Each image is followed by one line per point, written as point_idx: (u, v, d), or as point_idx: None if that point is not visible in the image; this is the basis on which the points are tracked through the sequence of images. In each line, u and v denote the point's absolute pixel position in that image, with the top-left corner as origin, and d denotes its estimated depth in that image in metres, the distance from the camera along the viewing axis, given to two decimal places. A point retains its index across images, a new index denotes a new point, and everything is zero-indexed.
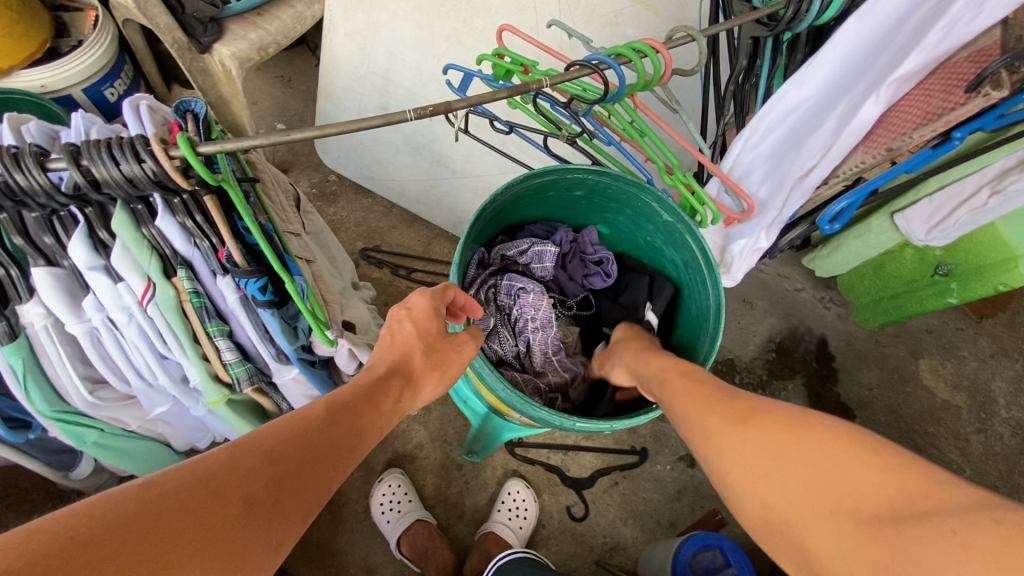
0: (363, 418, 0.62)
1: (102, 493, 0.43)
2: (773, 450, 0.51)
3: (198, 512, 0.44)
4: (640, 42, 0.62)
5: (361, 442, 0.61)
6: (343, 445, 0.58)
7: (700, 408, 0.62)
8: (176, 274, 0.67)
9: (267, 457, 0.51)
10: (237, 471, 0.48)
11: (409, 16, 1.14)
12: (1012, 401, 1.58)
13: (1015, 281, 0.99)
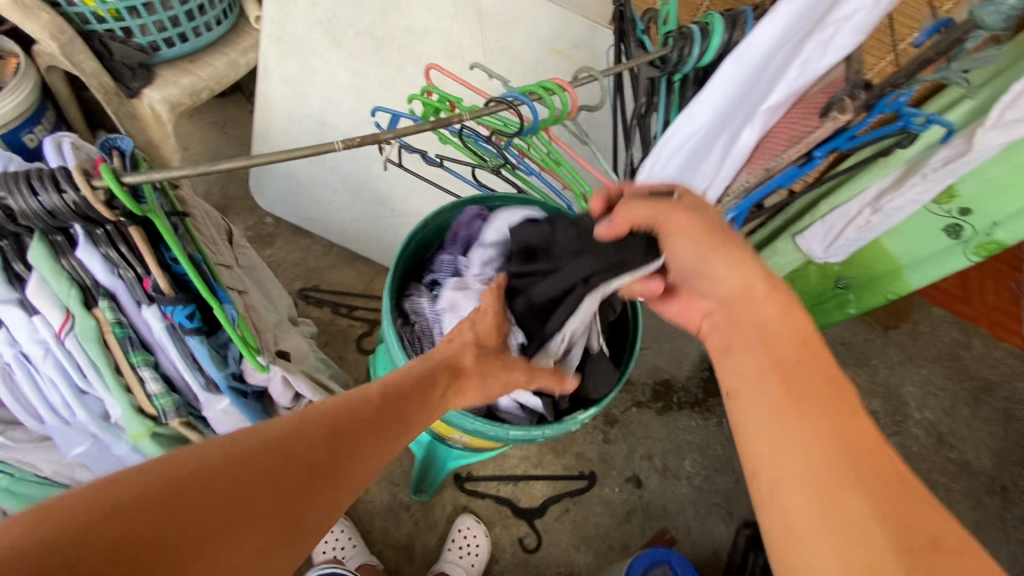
0: (413, 405, 0.62)
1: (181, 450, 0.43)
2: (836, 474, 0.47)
3: (269, 478, 0.45)
4: (548, 80, 0.64)
5: (409, 428, 0.61)
6: (395, 427, 0.59)
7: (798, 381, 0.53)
8: (96, 304, 0.64)
9: (330, 429, 0.52)
10: (303, 439, 0.49)
11: (344, 64, 1.18)
12: (922, 403, 1.75)
13: (902, 289, 1.10)
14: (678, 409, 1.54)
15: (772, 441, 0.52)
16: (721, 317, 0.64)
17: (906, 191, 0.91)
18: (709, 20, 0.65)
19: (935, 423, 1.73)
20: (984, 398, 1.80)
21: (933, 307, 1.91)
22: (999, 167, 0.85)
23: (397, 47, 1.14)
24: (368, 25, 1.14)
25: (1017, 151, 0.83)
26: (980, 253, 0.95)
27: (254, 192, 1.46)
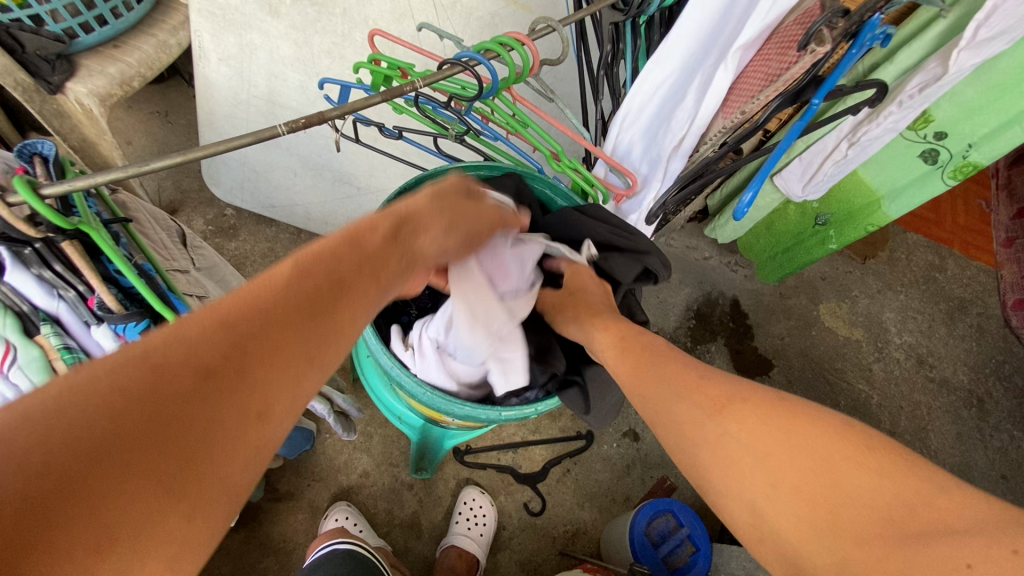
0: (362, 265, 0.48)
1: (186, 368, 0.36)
2: (759, 453, 0.51)
3: (245, 432, 0.38)
4: (505, 35, 0.58)
5: (322, 313, 0.43)
6: (316, 299, 0.43)
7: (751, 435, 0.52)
8: (39, 333, 0.61)
9: (287, 350, 0.40)
10: (294, 377, 0.41)
11: (285, 35, 1.10)
12: (902, 327, 1.80)
13: (881, 220, 1.10)
14: None
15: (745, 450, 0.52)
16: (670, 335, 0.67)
17: (883, 120, 0.87)
18: None
19: (916, 345, 1.78)
20: (960, 316, 1.87)
21: (907, 233, 1.96)
22: (973, 87, 0.83)
23: (341, 12, 1.06)
24: None
25: (990, 70, 0.81)
26: (958, 176, 0.95)
27: (209, 182, 1.38)
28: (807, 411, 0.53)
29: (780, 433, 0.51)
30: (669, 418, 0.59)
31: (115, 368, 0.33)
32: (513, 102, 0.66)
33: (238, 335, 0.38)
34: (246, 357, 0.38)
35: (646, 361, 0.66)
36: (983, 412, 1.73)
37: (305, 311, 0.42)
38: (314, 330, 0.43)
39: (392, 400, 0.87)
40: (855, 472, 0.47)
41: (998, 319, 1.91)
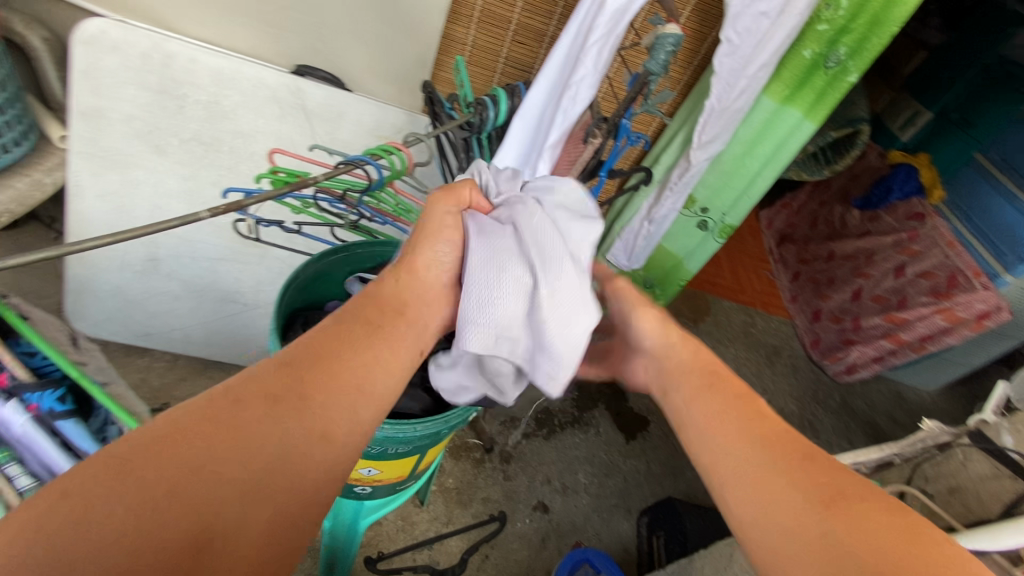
0: (356, 345, 0.59)
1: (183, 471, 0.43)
2: (775, 471, 0.58)
3: (250, 522, 0.45)
4: (383, 144, 0.78)
5: (312, 404, 0.52)
6: (303, 395, 0.52)
7: (771, 453, 0.60)
8: None
9: (280, 454, 0.48)
10: (293, 471, 0.49)
11: (172, 170, 1.22)
12: (738, 373, 2.18)
13: (686, 277, 1.45)
14: (561, 430, 1.66)
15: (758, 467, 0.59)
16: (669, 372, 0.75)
17: (664, 201, 1.23)
18: (495, 92, 0.86)
19: (753, 386, 2.16)
20: (776, 358, 2.33)
21: (722, 300, 2.46)
22: (711, 175, 1.23)
23: (228, 149, 1.23)
24: (194, 132, 1.20)
25: (717, 164, 1.21)
26: (723, 235, 1.32)
27: (71, 318, 1.33)
28: (882, 498, 0.55)
29: (852, 502, 0.54)
30: (744, 446, 0.61)
31: (117, 464, 0.42)
32: (395, 194, 0.84)
33: (298, 367, 0.54)
34: (236, 462, 0.45)
35: (720, 391, 0.68)
36: (814, 432, 2.10)
37: (340, 348, 0.58)
38: (299, 421, 0.51)
39: None
40: (869, 510, 0.53)
41: (803, 358, 2.40)
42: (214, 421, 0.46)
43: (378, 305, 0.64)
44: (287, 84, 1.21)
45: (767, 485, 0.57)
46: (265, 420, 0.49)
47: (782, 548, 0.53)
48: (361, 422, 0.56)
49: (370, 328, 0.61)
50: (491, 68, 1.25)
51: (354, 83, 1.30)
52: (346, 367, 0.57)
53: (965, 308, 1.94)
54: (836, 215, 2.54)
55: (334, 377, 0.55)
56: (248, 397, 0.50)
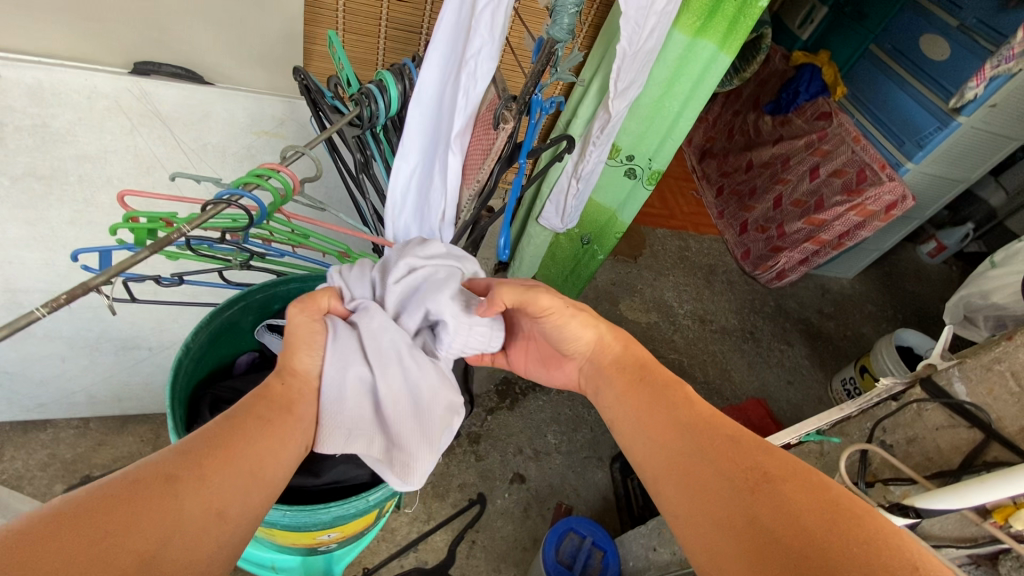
0: (249, 431, 0.52)
1: (55, 557, 0.35)
2: (695, 459, 0.54)
3: None
4: (258, 168, 0.65)
5: (203, 482, 0.45)
6: (192, 474, 0.45)
7: (690, 438, 0.56)
8: None
9: (167, 536, 0.40)
10: (185, 556, 0.41)
11: (9, 217, 1.00)
12: (681, 299, 2.24)
13: (621, 227, 1.41)
14: (524, 397, 1.65)
15: (679, 456, 0.55)
16: (590, 369, 0.72)
17: (588, 158, 1.15)
18: (382, 77, 0.73)
19: (696, 309, 2.23)
20: (713, 277, 2.41)
21: (656, 229, 2.48)
22: (633, 121, 1.16)
23: (76, 179, 1.02)
24: (25, 167, 0.98)
25: (637, 108, 1.14)
26: (652, 181, 1.28)
27: None
28: (813, 476, 0.50)
29: (779, 484, 0.49)
30: (670, 436, 0.58)
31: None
32: (288, 221, 0.72)
33: (188, 460, 0.46)
34: (119, 542, 0.38)
35: (648, 387, 0.64)
36: (756, 340, 2.22)
37: (232, 433, 0.51)
38: (191, 502, 0.43)
39: (258, 552, 0.79)
40: (794, 490, 0.48)
41: (736, 271, 2.50)
42: (99, 501, 0.39)
43: (270, 402, 0.56)
44: (128, 89, 0.99)
45: (685, 472, 0.54)
46: (158, 497, 0.42)
47: (705, 541, 0.49)
48: (256, 505, 0.48)
49: (265, 421, 0.54)
50: (374, 35, 1.10)
51: (214, 73, 1.09)
52: (237, 451, 0.49)
53: (875, 201, 2.02)
54: (750, 123, 2.57)
55: (229, 469, 0.47)
56: (129, 493, 0.41)
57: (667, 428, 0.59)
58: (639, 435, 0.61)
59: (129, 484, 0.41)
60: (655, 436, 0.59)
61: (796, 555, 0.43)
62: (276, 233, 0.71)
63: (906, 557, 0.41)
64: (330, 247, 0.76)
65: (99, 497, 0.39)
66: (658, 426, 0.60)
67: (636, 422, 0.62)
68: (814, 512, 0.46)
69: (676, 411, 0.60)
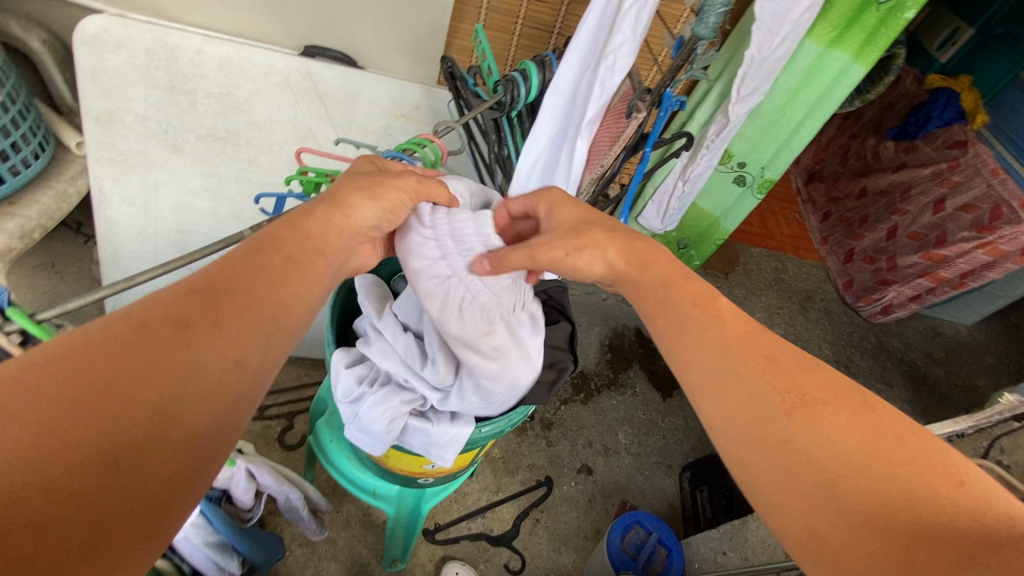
0: (310, 238, 0.52)
1: (143, 330, 0.39)
2: (746, 389, 0.50)
3: (222, 390, 0.40)
4: (416, 137, 0.75)
5: (279, 284, 0.47)
6: (272, 274, 0.47)
7: (727, 368, 0.51)
8: None
9: (245, 325, 0.43)
10: (262, 342, 0.44)
11: (192, 169, 1.20)
12: (771, 322, 2.16)
13: (722, 235, 1.41)
14: (598, 393, 1.68)
15: (724, 388, 0.51)
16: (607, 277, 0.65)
17: (700, 160, 1.16)
18: (524, 67, 0.82)
19: (786, 334, 2.14)
20: (809, 304, 2.29)
21: (751, 248, 2.40)
22: (750, 128, 1.16)
23: (246, 142, 1.20)
24: (210, 127, 1.16)
25: (756, 115, 1.14)
26: (762, 190, 1.27)
27: (114, 322, 1.36)
28: (854, 393, 0.49)
29: (819, 409, 0.48)
30: (712, 361, 0.52)
31: (98, 334, 0.38)
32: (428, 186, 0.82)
33: (200, 303, 0.42)
34: (213, 324, 0.41)
35: (672, 306, 0.58)
36: (850, 375, 2.09)
37: (297, 239, 0.51)
38: (266, 297, 0.45)
39: (364, 476, 0.90)
40: (842, 417, 0.47)
41: (836, 301, 2.35)
42: (199, 293, 0.43)
43: (301, 241, 0.51)
44: (298, 68, 1.16)
45: (743, 403, 0.50)
46: (247, 290, 0.45)
47: (772, 487, 0.47)
48: (315, 301, 0.50)
49: (284, 269, 0.48)
50: (508, 31, 1.19)
51: (365, 59, 1.24)
52: (306, 261, 0.50)
53: (1009, 241, 1.84)
54: (868, 147, 2.42)
55: (239, 318, 0.43)
56: (218, 286, 0.44)
57: (706, 359, 0.53)
58: (678, 365, 0.55)
59: (221, 275, 0.45)
60: (699, 363, 0.53)
61: (869, 496, 0.43)
62: None
63: (954, 473, 0.44)
64: None
65: (192, 289, 0.43)
66: (697, 355, 0.54)
67: (670, 349, 0.56)
68: (868, 444, 0.46)
69: (710, 329, 0.54)
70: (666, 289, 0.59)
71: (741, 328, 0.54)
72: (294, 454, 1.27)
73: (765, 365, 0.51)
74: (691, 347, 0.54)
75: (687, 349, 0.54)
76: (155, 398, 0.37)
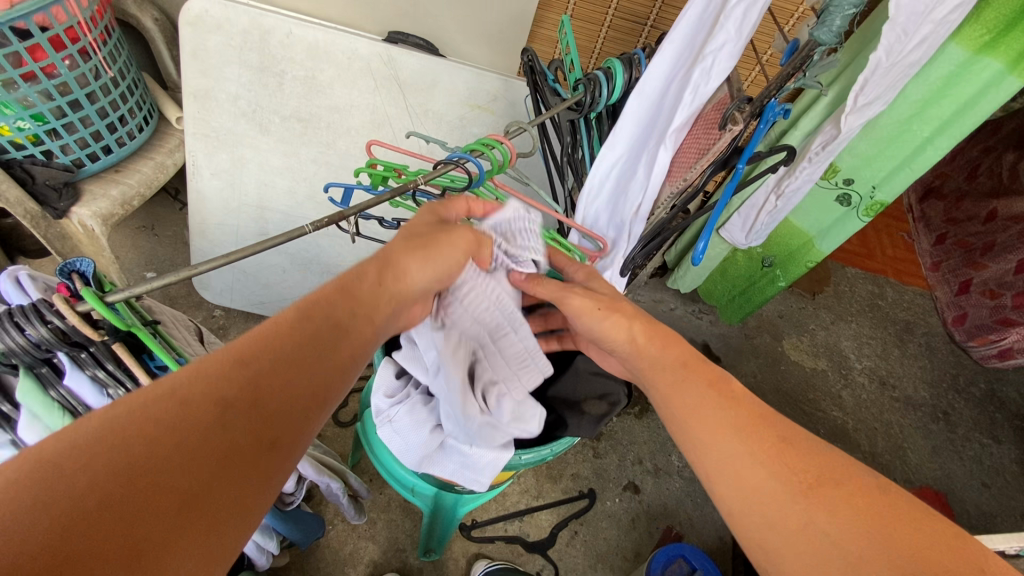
0: (360, 299, 0.50)
1: (186, 401, 0.37)
2: (761, 481, 0.47)
3: (259, 471, 0.38)
4: (485, 138, 0.71)
5: (325, 354, 0.45)
6: (323, 341, 0.45)
7: (743, 453, 0.49)
8: None
9: (289, 399, 0.41)
10: (302, 419, 0.42)
11: (275, 148, 1.24)
12: (859, 352, 1.95)
13: (815, 257, 1.27)
14: (655, 409, 1.60)
15: (741, 474, 0.48)
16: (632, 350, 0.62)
17: (799, 174, 1.03)
18: (609, 65, 0.75)
19: (876, 368, 1.92)
20: (908, 337, 2.04)
21: (846, 268, 2.17)
22: (865, 142, 1.02)
23: (326, 125, 1.22)
24: (294, 109, 1.19)
25: (873, 128, 1.00)
26: (870, 213, 1.12)
27: (198, 286, 1.45)
28: (861, 473, 0.48)
29: (833, 492, 0.46)
30: (721, 448, 0.50)
31: (139, 403, 0.35)
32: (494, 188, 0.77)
33: (245, 379, 0.40)
34: (255, 398, 0.39)
35: (690, 378, 0.56)
36: (949, 424, 1.85)
37: (348, 299, 0.49)
38: (311, 368, 0.44)
39: (403, 474, 0.90)
40: (860, 504, 0.45)
41: (942, 337, 2.08)
42: (243, 360, 0.40)
43: (355, 303, 0.49)
44: (379, 54, 1.15)
45: (761, 496, 0.47)
46: (290, 358, 0.43)
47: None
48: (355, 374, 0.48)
49: (329, 339, 0.46)
50: (597, 22, 1.11)
51: (446, 46, 1.21)
52: (354, 327, 0.48)
53: None
54: (1006, 165, 2.09)
55: (282, 398, 0.41)
56: (264, 354, 0.42)
57: (723, 440, 0.51)
58: (695, 449, 0.52)
59: (267, 340, 0.43)
60: (722, 448, 0.50)
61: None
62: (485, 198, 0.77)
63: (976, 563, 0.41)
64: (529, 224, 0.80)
65: (238, 352, 0.41)
66: (716, 437, 0.51)
67: (689, 430, 0.53)
68: (886, 533, 0.43)
69: (725, 410, 0.52)
70: (681, 361, 0.58)
71: (756, 411, 0.52)
72: (345, 431, 1.31)
73: (780, 455, 0.48)
74: (705, 430, 0.52)
75: (701, 431, 0.52)
76: (189, 480, 0.34)
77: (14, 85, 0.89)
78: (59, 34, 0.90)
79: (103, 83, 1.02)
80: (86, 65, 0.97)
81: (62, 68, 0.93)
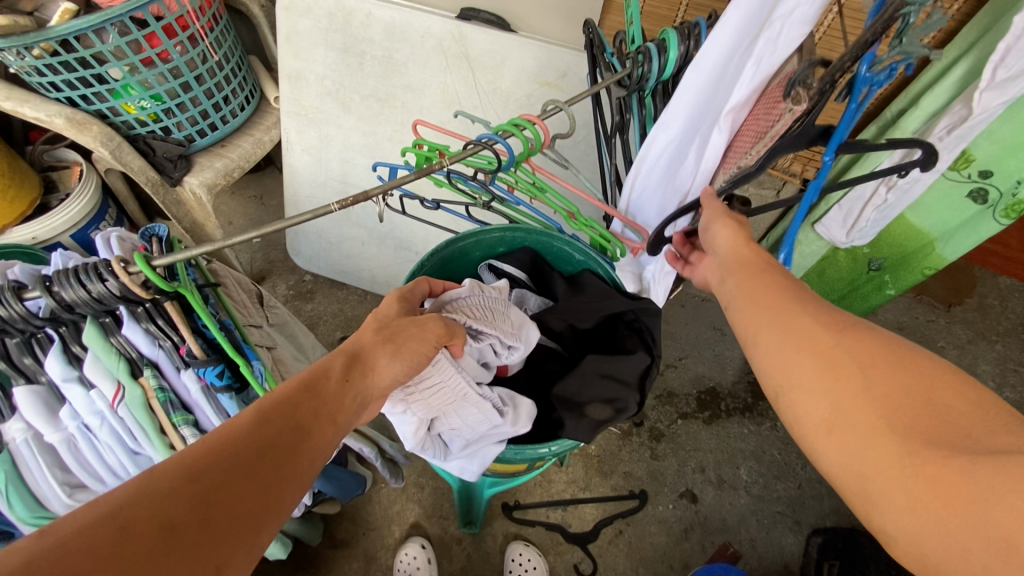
0: (320, 408, 0.53)
1: (139, 520, 0.39)
2: (826, 374, 0.44)
3: None
4: (518, 117, 0.67)
5: (281, 463, 0.48)
6: (280, 450, 0.49)
7: (805, 348, 0.46)
8: (142, 374, 0.68)
9: (241, 513, 0.44)
10: (253, 532, 0.44)
11: (355, 126, 1.31)
12: (1002, 381, 1.62)
13: (938, 263, 1.06)
14: (727, 417, 1.47)
15: (807, 370, 0.45)
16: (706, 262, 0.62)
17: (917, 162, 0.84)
18: (665, 36, 0.67)
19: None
20: None
21: (1000, 278, 1.79)
22: (1010, 125, 0.82)
23: (400, 104, 1.25)
24: (372, 89, 1.24)
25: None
26: (1011, 215, 0.91)
27: (291, 251, 1.60)
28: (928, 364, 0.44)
29: (901, 378, 0.42)
30: (770, 332, 0.49)
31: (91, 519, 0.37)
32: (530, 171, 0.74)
33: (200, 495, 0.42)
34: (207, 513, 0.42)
35: (757, 279, 0.54)
36: None
37: (306, 404, 0.53)
38: (266, 478, 0.47)
39: None
40: (943, 395, 0.41)
41: None
42: (196, 472, 0.43)
43: (317, 406, 0.53)
44: (451, 32, 1.15)
45: (829, 388, 0.44)
46: (244, 466, 0.46)
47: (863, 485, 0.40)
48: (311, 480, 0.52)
49: (286, 449, 0.49)
50: None
51: (520, 22, 1.17)
52: (311, 434, 0.52)
53: None
54: None
55: (231, 514, 0.43)
56: (221, 467, 0.44)
57: (784, 334, 0.48)
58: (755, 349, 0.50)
59: (225, 449, 0.45)
60: (778, 345, 0.48)
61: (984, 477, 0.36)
62: (518, 179, 0.74)
63: None
64: (563, 209, 0.76)
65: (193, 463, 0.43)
66: (782, 337, 0.48)
67: (752, 335, 0.50)
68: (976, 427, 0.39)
69: (791, 310, 0.49)
70: (745, 263, 0.56)
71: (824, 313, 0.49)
72: None
73: (847, 347, 0.45)
74: (764, 328, 0.49)
75: (762, 331, 0.50)
76: None
77: (137, 69, 1.03)
78: (171, 22, 1.02)
79: (209, 67, 1.14)
80: (194, 50, 1.09)
81: (173, 53, 1.05)
